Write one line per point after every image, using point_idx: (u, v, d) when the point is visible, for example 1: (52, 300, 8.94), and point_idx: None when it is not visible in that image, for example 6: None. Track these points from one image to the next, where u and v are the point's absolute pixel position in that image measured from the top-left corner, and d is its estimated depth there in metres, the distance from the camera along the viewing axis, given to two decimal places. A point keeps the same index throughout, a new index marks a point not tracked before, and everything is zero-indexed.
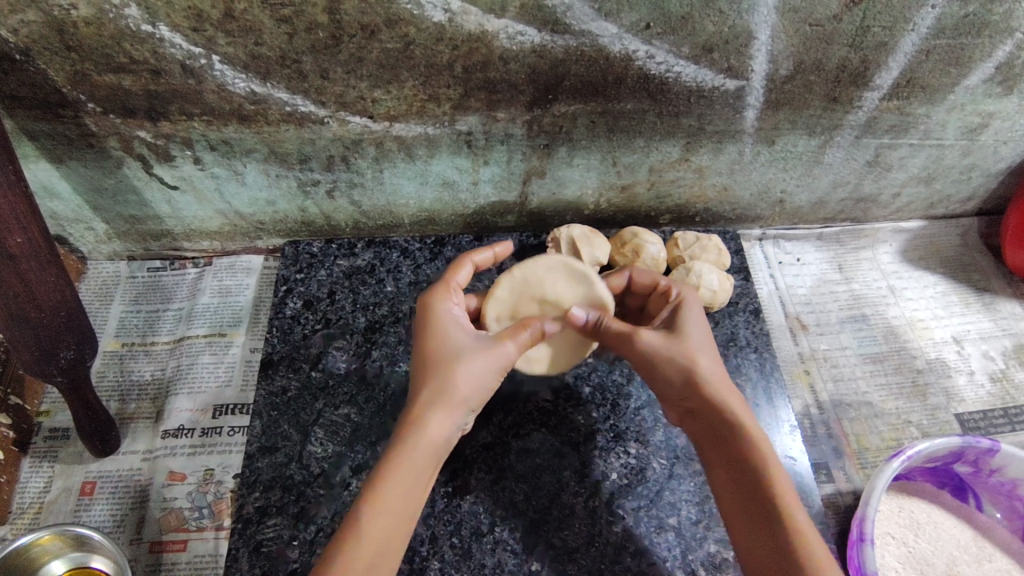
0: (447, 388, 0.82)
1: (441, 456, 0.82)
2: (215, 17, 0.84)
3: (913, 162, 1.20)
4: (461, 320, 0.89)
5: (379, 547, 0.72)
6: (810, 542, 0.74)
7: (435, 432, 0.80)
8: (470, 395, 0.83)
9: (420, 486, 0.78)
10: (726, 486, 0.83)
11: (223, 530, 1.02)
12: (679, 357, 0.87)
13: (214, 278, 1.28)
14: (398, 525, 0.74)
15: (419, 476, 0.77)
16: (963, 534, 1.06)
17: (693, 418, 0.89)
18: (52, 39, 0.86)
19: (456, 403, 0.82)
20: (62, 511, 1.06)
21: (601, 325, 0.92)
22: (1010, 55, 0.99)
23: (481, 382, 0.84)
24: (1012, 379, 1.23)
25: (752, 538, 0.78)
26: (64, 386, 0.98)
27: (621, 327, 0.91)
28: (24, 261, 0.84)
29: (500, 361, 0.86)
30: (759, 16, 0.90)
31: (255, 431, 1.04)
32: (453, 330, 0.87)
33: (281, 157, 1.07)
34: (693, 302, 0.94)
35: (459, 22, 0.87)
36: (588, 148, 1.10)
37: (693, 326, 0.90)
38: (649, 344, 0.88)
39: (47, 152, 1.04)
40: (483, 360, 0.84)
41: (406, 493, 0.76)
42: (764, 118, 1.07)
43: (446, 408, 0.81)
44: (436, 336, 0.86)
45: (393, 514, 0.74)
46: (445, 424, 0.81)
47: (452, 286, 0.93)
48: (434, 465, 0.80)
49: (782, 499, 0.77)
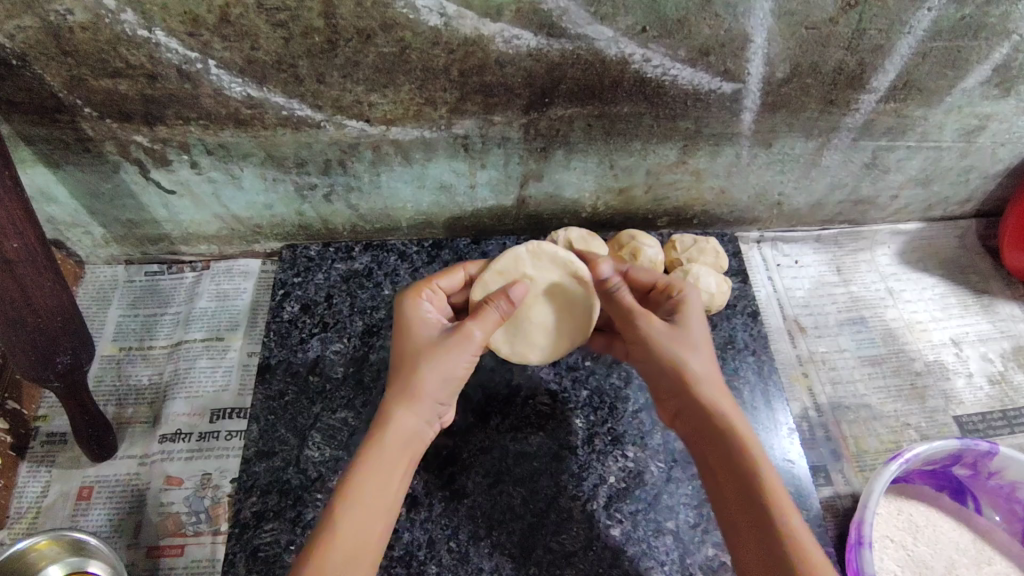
0: (412, 385, 0.82)
1: (414, 453, 0.83)
2: (211, 22, 0.84)
3: (911, 164, 1.20)
4: (433, 317, 0.89)
5: (357, 546, 0.73)
6: (800, 536, 0.74)
7: (404, 429, 0.81)
8: (438, 391, 0.84)
9: (396, 476, 0.80)
10: (714, 482, 0.83)
11: (220, 535, 1.02)
12: (672, 351, 0.88)
13: (211, 282, 1.27)
14: (373, 518, 0.76)
15: (391, 472, 0.79)
16: (963, 537, 1.05)
17: (681, 418, 0.89)
18: (48, 44, 0.86)
19: (422, 400, 0.83)
20: (59, 515, 1.05)
21: (617, 289, 0.93)
22: (1007, 57, 0.99)
23: (450, 377, 0.84)
24: (1011, 381, 1.23)
25: (742, 536, 0.78)
26: (62, 391, 0.98)
27: (632, 300, 0.92)
28: (20, 266, 0.84)
29: (469, 347, 0.85)
30: (755, 20, 0.90)
31: (252, 435, 1.04)
32: (424, 327, 0.87)
33: (278, 162, 1.07)
34: (694, 301, 0.94)
35: (455, 26, 0.87)
36: (585, 151, 1.10)
37: (687, 321, 0.91)
38: (650, 329, 0.89)
39: (44, 157, 1.04)
40: (445, 352, 0.83)
41: (378, 491, 0.77)
42: (761, 120, 1.07)
43: (411, 406, 0.82)
44: (405, 333, 0.87)
45: (366, 509, 0.75)
46: (410, 425, 0.82)
47: (426, 285, 0.93)
48: (406, 465, 0.82)
49: (773, 497, 0.77)
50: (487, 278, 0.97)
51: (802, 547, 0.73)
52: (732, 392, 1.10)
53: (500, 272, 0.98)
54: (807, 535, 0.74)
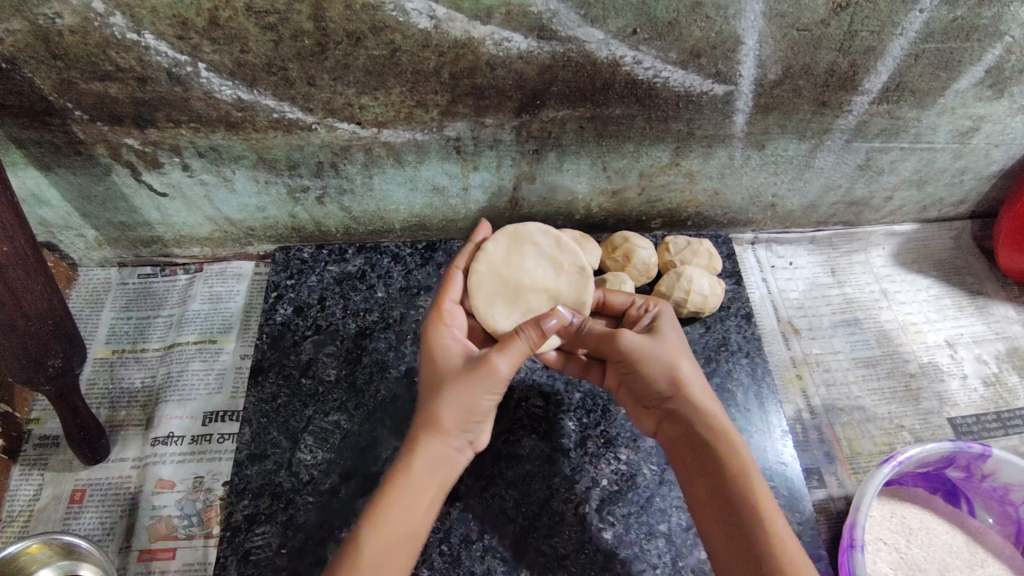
0: (437, 413, 0.82)
1: (446, 478, 0.83)
2: (200, 25, 0.84)
3: (904, 166, 1.20)
4: (457, 346, 0.89)
5: (384, 568, 0.73)
6: (789, 546, 0.75)
7: (435, 458, 0.81)
8: (464, 421, 0.83)
9: (425, 503, 0.79)
10: (702, 488, 0.84)
11: (212, 538, 1.02)
12: (663, 358, 0.87)
13: (204, 284, 1.27)
14: (400, 547, 0.75)
15: (420, 501, 0.78)
16: (956, 539, 1.05)
17: (672, 422, 0.89)
18: (37, 48, 0.86)
19: (451, 431, 0.83)
20: (51, 519, 1.05)
21: (586, 327, 0.91)
22: (1000, 59, 0.99)
23: (474, 409, 0.84)
24: (1006, 382, 1.22)
25: (731, 541, 0.78)
26: (52, 395, 0.98)
27: (603, 329, 0.91)
28: (11, 270, 0.84)
29: (498, 377, 0.84)
30: (746, 21, 0.90)
31: (245, 438, 1.04)
32: (451, 354, 0.87)
33: (270, 164, 1.07)
34: (667, 315, 0.95)
35: (445, 28, 0.87)
36: (577, 153, 1.10)
37: (666, 331, 0.91)
38: (633, 344, 0.88)
39: (35, 160, 1.04)
40: (471, 381, 0.83)
41: (409, 518, 0.77)
42: (753, 123, 1.07)
43: (440, 435, 0.82)
44: (433, 363, 0.88)
45: (394, 536, 0.75)
46: (439, 454, 0.82)
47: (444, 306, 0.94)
48: (438, 490, 0.81)
49: (764, 505, 0.78)
50: (489, 271, 0.97)
51: (791, 556, 0.74)
52: (725, 395, 1.10)
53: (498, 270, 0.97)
54: (796, 546, 0.75)
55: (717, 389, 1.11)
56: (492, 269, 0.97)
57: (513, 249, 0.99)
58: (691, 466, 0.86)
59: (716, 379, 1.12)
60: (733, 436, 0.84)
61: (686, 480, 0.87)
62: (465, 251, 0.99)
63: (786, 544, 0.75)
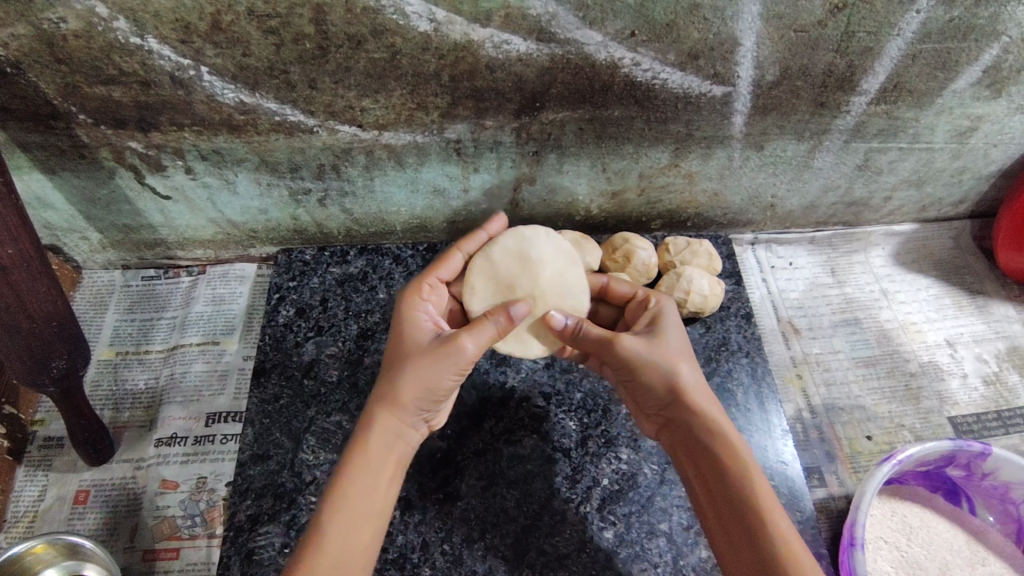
0: (394, 391, 0.81)
1: (402, 454, 0.83)
2: (203, 29, 0.85)
3: (903, 166, 1.20)
4: (429, 323, 0.87)
5: (346, 550, 0.73)
6: (791, 543, 0.74)
7: (391, 431, 0.81)
8: (422, 398, 0.82)
9: (382, 480, 0.79)
10: (707, 494, 0.84)
11: (216, 538, 1.02)
12: (661, 363, 0.87)
13: (207, 286, 1.28)
14: (360, 526, 0.75)
15: (379, 476, 0.79)
16: (957, 538, 1.05)
17: (673, 429, 0.90)
18: (41, 52, 0.87)
19: (405, 406, 0.81)
20: (56, 519, 1.06)
21: (581, 330, 0.89)
22: (997, 58, 0.99)
23: (436, 386, 0.82)
24: (1006, 381, 1.22)
25: (736, 544, 0.78)
26: (57, 396, 0.99)
27: (603, 331, 0.88)
28: (15, 272, 0.85)
29: (457, 359, 0.81)
30: (744, 23, 0.91)
31: (248, 439, 1.04)
32: (420, 332, 0.85)
33: (272, 166, 1.08)
34: (671, 311, 0.93)
35: (445, 31, 0.88)
36: (577, 155, 1.10)
37: (665, 332, 0.90)
38: (633, 349, 0.87)
39: (40, 164, 1.05)
40: (434, 362, 0.80)
41: (367, 497, 0.77)
42: (752, 124, 1.07)
43: (395, 410, 0.81)
44: (399, 334, 0.86)
45: (355, 521, 0.75)
46: (394, 428, 0.82)
47: (425, 282, 0.93)
48: (394, 468, 0.81)
49: (766, 507, 0.77)
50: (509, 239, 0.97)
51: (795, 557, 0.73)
52: (725, 394, 1.11)
53: (513, 249, 0.97)
54: (800, 546, 0.75)
55: (717, 389, 1.11)
56: (505, 260, 0.95)
57: (550, 244, 0.98)
58: (693, 472, 0.87)
59: (716, 379, 1.12)
60: (731, 435, 0.84)
61: (692, 488, 0.87)
62: (472, 238, 0.99)
63: (791, 544, 0.74)
